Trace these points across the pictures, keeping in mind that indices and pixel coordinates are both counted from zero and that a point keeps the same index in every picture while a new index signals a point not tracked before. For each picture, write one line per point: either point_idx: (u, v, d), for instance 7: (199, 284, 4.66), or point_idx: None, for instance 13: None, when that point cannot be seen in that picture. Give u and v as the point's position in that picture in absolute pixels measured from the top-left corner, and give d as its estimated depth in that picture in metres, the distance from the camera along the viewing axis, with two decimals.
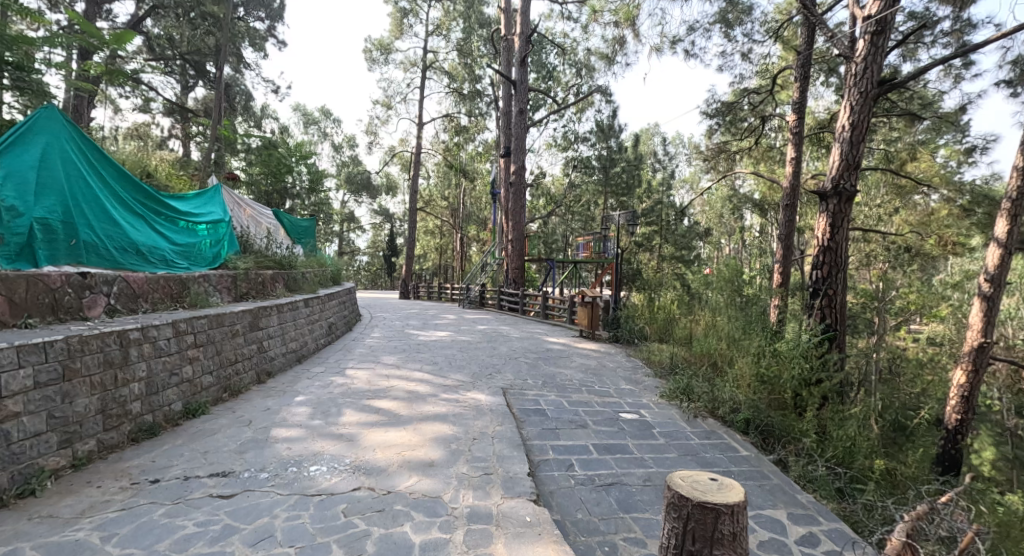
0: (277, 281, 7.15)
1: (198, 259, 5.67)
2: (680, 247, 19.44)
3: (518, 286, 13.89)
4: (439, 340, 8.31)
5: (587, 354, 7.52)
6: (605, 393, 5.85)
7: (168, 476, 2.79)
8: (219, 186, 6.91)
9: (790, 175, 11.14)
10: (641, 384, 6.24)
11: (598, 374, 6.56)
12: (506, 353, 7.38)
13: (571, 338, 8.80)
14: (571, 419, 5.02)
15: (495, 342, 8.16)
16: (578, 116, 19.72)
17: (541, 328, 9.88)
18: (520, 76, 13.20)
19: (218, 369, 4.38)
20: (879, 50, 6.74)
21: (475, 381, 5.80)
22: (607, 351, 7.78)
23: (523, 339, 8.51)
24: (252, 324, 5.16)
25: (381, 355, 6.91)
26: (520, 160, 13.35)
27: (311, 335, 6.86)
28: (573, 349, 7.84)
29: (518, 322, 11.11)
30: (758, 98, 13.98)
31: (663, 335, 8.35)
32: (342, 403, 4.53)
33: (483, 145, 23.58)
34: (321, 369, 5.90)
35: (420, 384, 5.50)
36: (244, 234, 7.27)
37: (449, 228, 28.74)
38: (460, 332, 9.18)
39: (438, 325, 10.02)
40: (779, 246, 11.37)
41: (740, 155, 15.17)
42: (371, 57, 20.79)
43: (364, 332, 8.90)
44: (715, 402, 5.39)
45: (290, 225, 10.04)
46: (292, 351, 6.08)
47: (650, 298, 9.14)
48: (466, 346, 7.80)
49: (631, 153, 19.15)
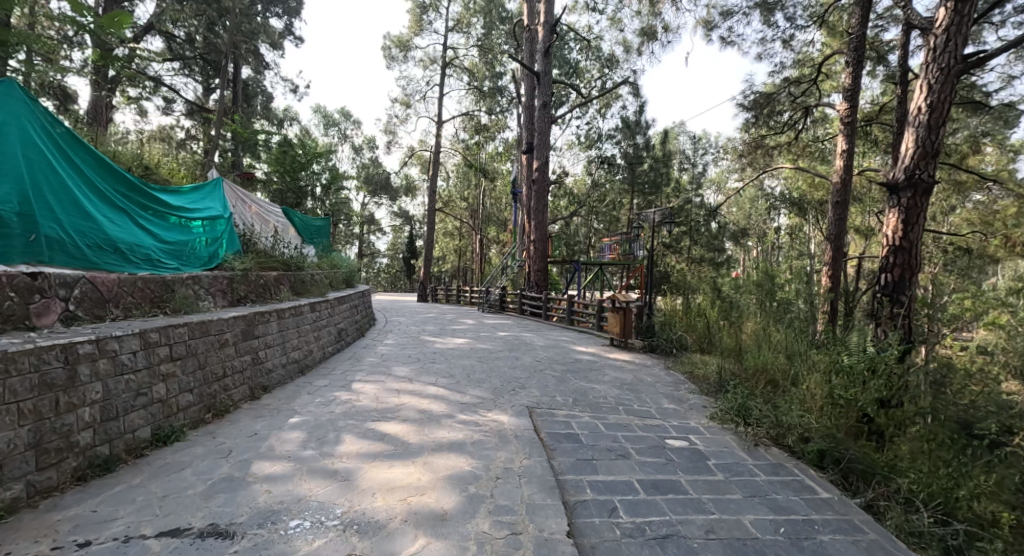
0: (282, 283, 6.60)
1: (190, 258, 5.16)
2: (711, 249, 18.44)
3: (540, 289, 13.18)
4: (456, 348, 7.64)
5: (620, 366, 6.77)
6: (645, 414, 5.10)
7: (103, 537, 2.18)
8: (221, 179, 6.41)
9: (840, 170, 10.14)
10: (685, 403, 5.45)
11: (635, 390, 5.81)
12: (530, 364, 6.67)
13: (600, 348, 8.04)
14: (609, 447, 4.27)
15: (518, 352, 7.45)
16: (603, 111, 18.90)
17: (566, 336, 9.12)
18: (544, 68, 12.51)
19: (201, 386, 3.78)
20: (966, 18, 5.79)
21: (496, 398, 5.10)
22: (642, 363, 7.00)
23: (548, 348, 7.79)
24: (244, 332, 4.55)
25: (393, 365, 6.28)
26: (544, 156, 12.63)
27: (315, 344, 6.22)
28: (603, 360, 7.08)
29: (541, 328, 10.39)
30: (799, 89, 13.01)
31: (704, 346, 7.51)
32: (342, 427, 3.87)
33: (504, 144, 22.98)
34: (324, 382, 5.27)
35: (434, 402, 4.82)
36: (248, 233, 6.73)
37: (468, 229, 28.23)
38: (479, 339, 8.50)
39: (457, 331, 9.37)
40: (828, 246, 10.32)
41: (778, 150, 14.16)
42: (389, 55, 20.40)
43: (377, 338, 8.31)
44: (781, 429, 4.48)
45: (301, 224, 9.51)
46: (293, 362, 5.45)
47: (687, 303, 8.30)
48: (487, 355, 7.12)
49: (659, 150, 18.27)
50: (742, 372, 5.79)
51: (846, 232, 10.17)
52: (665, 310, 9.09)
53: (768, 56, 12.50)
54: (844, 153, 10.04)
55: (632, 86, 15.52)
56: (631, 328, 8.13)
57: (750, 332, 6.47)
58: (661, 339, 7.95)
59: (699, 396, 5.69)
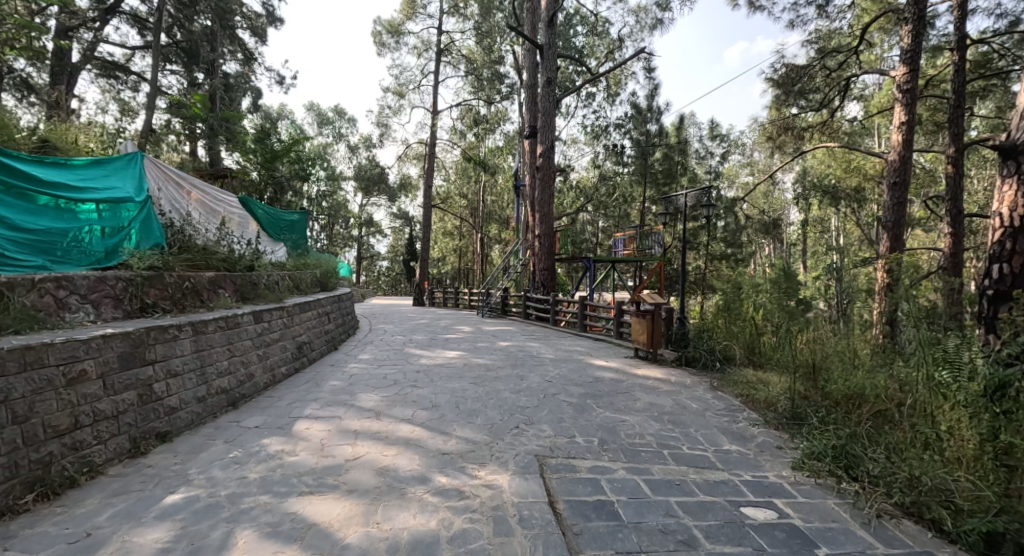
0: (220, 290, 5.19)
1: (69, 255, 3.79)
2: (731, 244, 16.92)
3: (546, 290, 11.72)
4: (446, 363, 6.21)
5: (652, 388, 5.31)
6: (700, 464, 3.64)
7: None
8: (142, 155, 5.02)
9: (897, 146, 8.56)
10: (752, 444, 3.97)
11: (680, 424, 4.34)
12: (539, 386, 5.23)
13: (622, 361, 6.57)
14: (661, 526, 2.79)
15: (522, 368, 5.99)
16: (612, 96, 17.46)
17: (580, 346, 7.66)
18: (548, 39, 11.08)
19: (13, 451, 2.38)
20: None
21: (491, 444, 3.64)
22: (680, 381, 5.53)
23: (560, 363, 6.33)
24: (125, 357, 3.12)
25: (360, 392, 4.84)
26: (549, 140, 11.21)
27: (258, 366, 4.77)
28: (631, 378, 5.61)
29: (550, 335, 8.94)
30: (836, 60, 11.61)
31: (755, 359, 6.03)
32: (241, 516, 2.41)
33: (505, 138, 21.66)
34: (256, 422, 3.83)
35: (404, 454, 3.37)
36: (180, 223, 5.34)
37: (468, 228, 26.83)
38: (475, 352, 7.04)
39: (450, 341, 7.92)
40: (883, 236, 8.77)
41: (809, 132, 12.68)
42: (380, 41, 19.10)
43: (353, 351, 6.90)
44: (918, 496, 2.95)
45: (268, 218, 8.13)
46: (215, 395, 3.99)
47: (727, 301, 6.75)
48: (484, 374, 5.69)
49: (673, 138, 16.82)
50: (824, 398, 4.29)
51: (905, 220, 8.62)
52: (698, 314, 7.61)
53: (802, 23, 11.04)
54: (903, 126, 8.47)
55: (645, 67, 14.14)
56: (661, 336, 6.57)
57: (822, 343, 4.97)
58: (702, 349, 6.41)
59: (768, 431, 4.21)
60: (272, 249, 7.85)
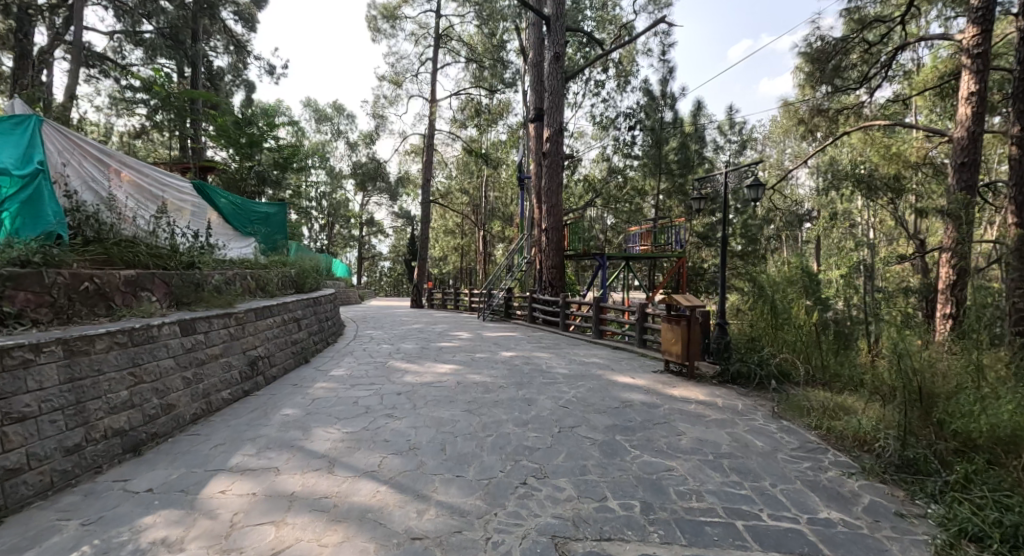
0: (142, 292, 4.05)
1: None
2: (750, 240, 15.71)
3: (554, 290, 10.55)
4: (436, 382, 5.05)
5: (696, 415, 4.14)
6: (797, 547, 2.43)
7: None
8: (39, 119, 3.92)
9: (965, 120, 7.30)
10: (860, 509, 2.78)
11: (747, 473, 3.16)
12: (551, 414, 4.08)
13: (649, 376, 5.38)
14: None
15: (529, 388, 4.83)
16: (622, 82, 16.26)
17: (596, 356, 6.49)
18: (555, 10, 9.89)
19: None
20: None
21: (485, 519, 2.49)
22: (731, 407, 4.34)
23: (574, 380, 5.15)
24: None
25: (314, 427, 3.68)
26: (557, 122, 10.06)
27: (181, 395, 3.62)
28: (668, 403, 4.42)
29: (560, 343, 7.79)
30: (879, 31, 10.37)
31: (822, 379, 4.88)
32: None
33: (509, 131, 20.50)
34: (153, 481, 2.69)
35: (351, 543, 2.22)
36: (95, 207, 4.23)
37: (470, 226, 25.65)
38: (471, 365, 5.89)
39: (443, 351, 6.77)
40: (948, 224, 7.49)
41: (843, 114, 11.45)
42: (376, 26, 18.00)
43: (326, 366, 5.77)
44: None
45: (232, 208, 7.00)
46: (100, 441, 2.83)
47: (775, 308, 5.51)
48: (481, 396, 4.53)
49: (688, 125, 15.60)
50: (949, 439, 3.13)
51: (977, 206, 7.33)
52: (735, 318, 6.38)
53: None
54: (974, 97, 7.19)
55: (660, 47, 12.96)
56: (699, 345, 5.40)
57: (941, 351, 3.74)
58: (751, 363, 5.18)
59: (874, 487, 3.01)
60: (234, 247, 6.75)
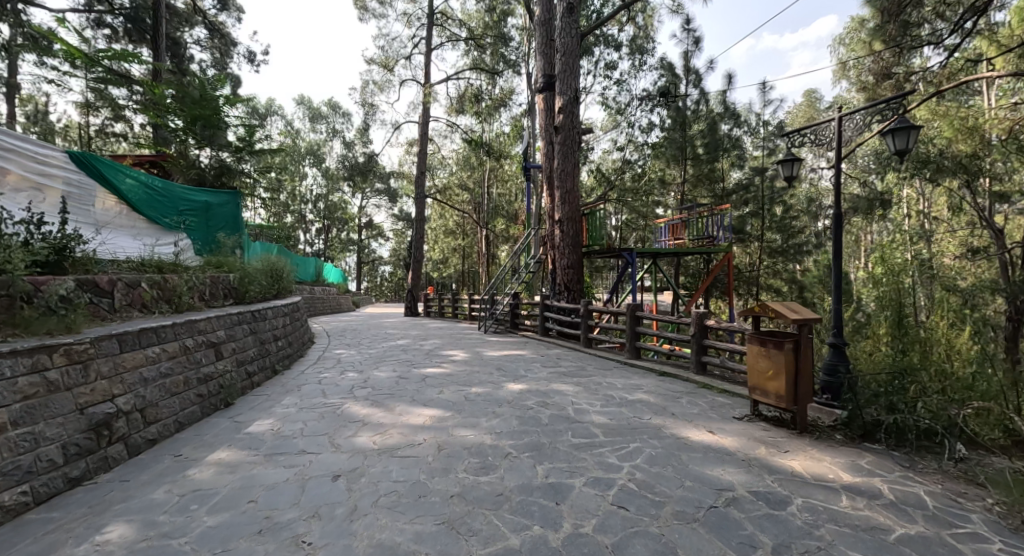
0: None
1: None
2: (787, 234, 13.81)
3: (570, 295, 8.67)
4: (404, 448, 3.17)
5: (865, 528, 2.24)
6: None
7: None
8: None
9: None
10: None
11: None
12: (596, 531, 2.20)
13: (736, 430, 3.48)
14: None
15: (552, 460, 2.95)
16: (639, 59, 14.42)
17: (641, 390, 4.60)
18: None
19: None
20: None
21: None
22: (916, 506, 2.42)
23: (623, 442, 3.25)
24: None
25: None
26: (571, 89, 8.27)
27: None
28: (801, 496, 2.51)
29: (585, 366, 5.92)
30: None
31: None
32: None
33: (512, 120, 18.64)
34: None
35: None
36: None
37: (472, 225, 23.82)
38: (463, 409, 4.00)
39: (427, 383, 4.88)
40: None
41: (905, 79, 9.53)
42: (364, 6, 16.30)
43: (249, 415, 3.91)
44: None
45: (134, 193, 5.13)
46: None
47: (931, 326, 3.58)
48: (471, 483, 2.65)
49: (715, 103, 13.69)
50: None
51: None
52: (855, 348, 4.48)
53: None
54: None
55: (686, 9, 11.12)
56: (811, 380, 3.48)
57: None
58: (908, 412, 3.21)
59: None
60: (126, 239, 4.91)
